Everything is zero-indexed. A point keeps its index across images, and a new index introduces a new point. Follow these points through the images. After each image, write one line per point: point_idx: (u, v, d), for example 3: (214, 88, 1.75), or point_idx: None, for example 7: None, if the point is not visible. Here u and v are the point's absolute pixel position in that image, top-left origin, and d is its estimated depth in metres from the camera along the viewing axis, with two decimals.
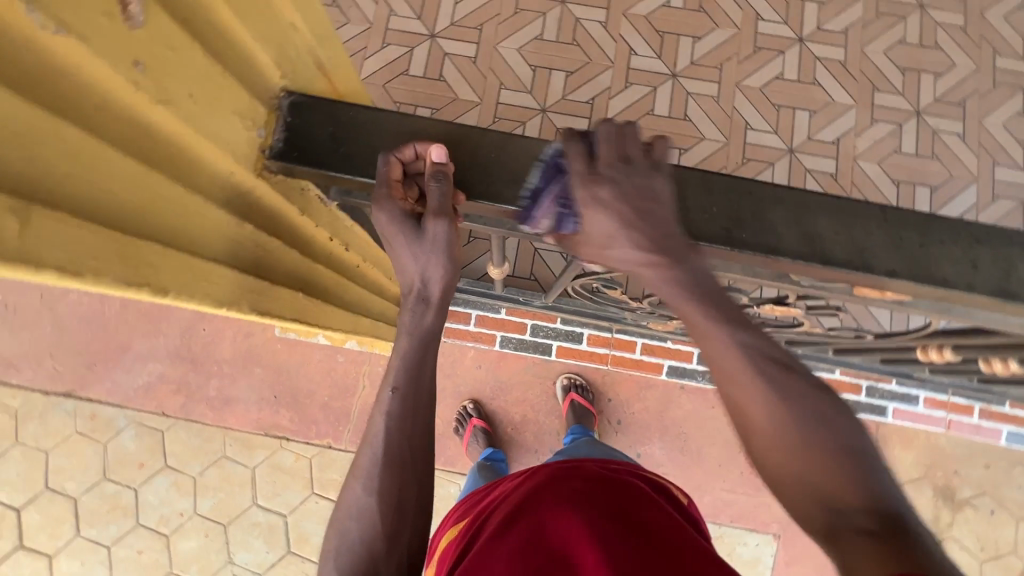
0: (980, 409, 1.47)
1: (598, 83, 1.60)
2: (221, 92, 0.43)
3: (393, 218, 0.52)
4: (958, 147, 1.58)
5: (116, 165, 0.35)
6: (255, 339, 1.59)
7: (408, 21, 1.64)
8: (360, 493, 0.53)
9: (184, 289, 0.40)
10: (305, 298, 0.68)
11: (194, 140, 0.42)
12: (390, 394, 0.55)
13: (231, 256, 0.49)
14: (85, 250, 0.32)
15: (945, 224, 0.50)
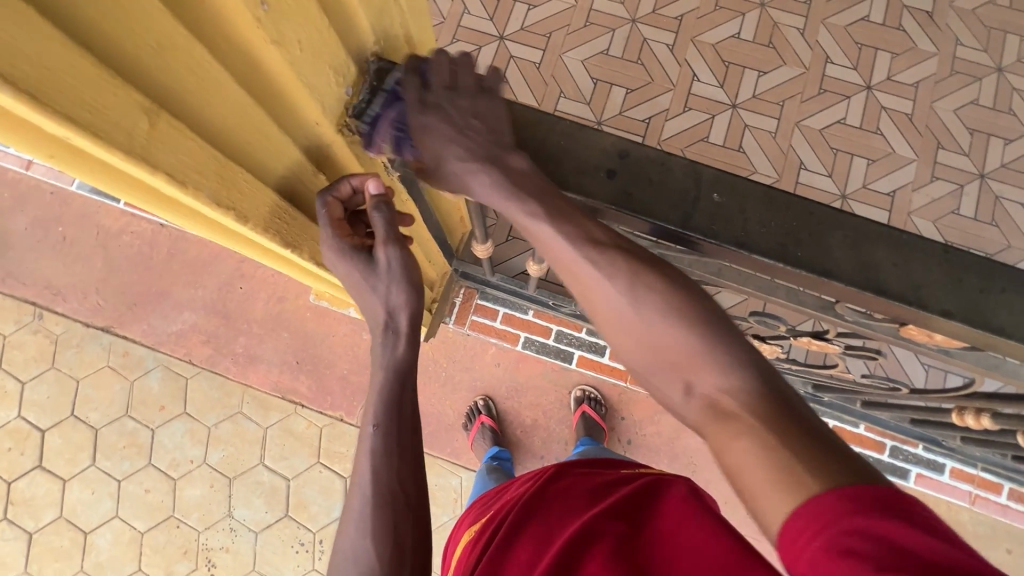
0: (1009, 489, 1.41)
1: (657, 103, 1.61)
2: (324, 43, 0.45)
3: (346, 256, 0.60)
4: (1019, 216, 1.53)
5: (234, 96, 0.43)
6: (288, 304, 1.64)
7: (480, 21, 1.69)
8: (355, 536, 0.57)
9: (247, 212, 0.49)
10: None
11: (293, 85, 0.46)
12: (372, 429, 0.60)
13: (295, 195, 0.56)
14: (187, 158, 0.41)
15: (1012, 273, 0.48)
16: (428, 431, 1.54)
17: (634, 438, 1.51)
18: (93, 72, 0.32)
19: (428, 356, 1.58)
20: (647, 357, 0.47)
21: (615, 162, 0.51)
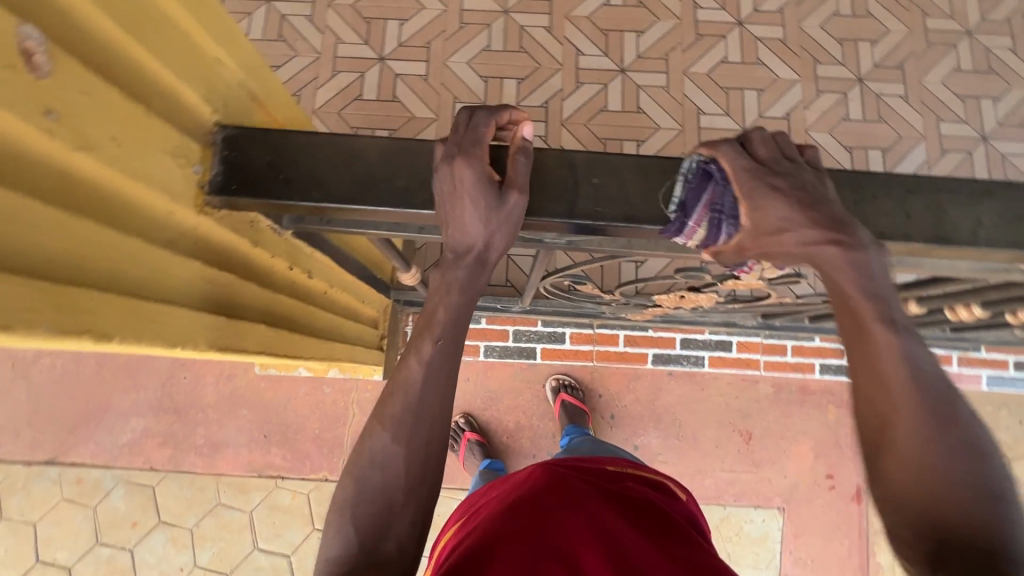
0: (958, 357, 1.52)
1: (550, 86, 1.63)
2: (142, 131, 0.42)
3: (476, 180, 0.48)
4: (902, 108, 1.64)
5: (42, 216, 0.35)
6: (239, 380, 1.57)
7: (356, 48, 1.65)
8: (387, 442, 0.51)
9: (131, 334, 0.41)
10: (270, 330, 0.69)
11: (120, 180, 0.42)
12: (430, 346, 0.52)
13: (181, 294, 0.50)
14: (16, 302, 0.32)
15: (875, 180, 0.51)
16: None
17: (616, 412, 1.53)
18: None
19: None
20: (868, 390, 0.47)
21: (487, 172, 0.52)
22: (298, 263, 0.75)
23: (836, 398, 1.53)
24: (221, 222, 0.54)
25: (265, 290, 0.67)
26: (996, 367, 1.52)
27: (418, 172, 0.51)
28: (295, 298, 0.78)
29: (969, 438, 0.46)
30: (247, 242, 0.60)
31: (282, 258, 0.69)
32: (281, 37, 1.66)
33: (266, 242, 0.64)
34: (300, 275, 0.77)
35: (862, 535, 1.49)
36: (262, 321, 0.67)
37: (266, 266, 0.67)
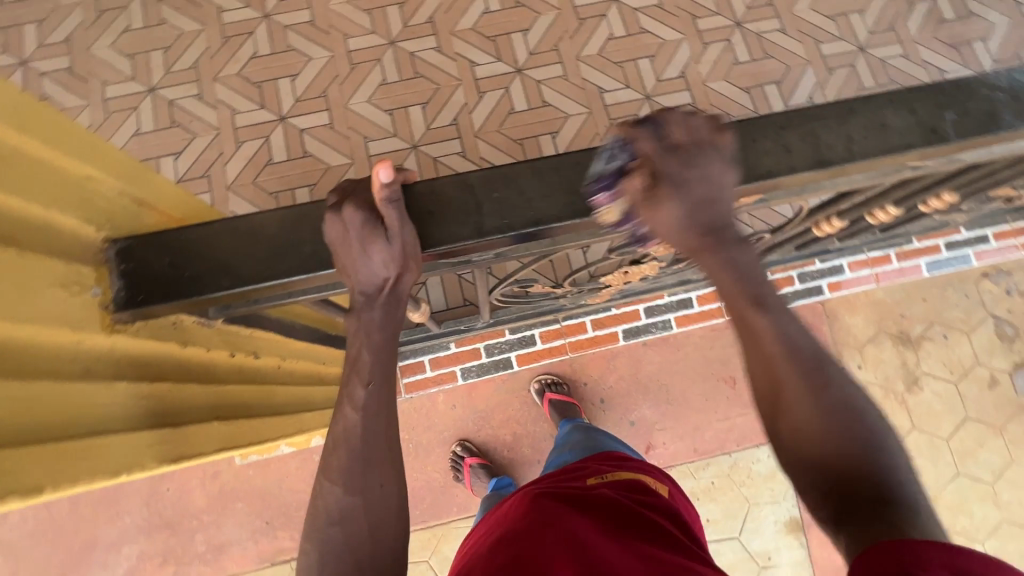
0: (896, 253, 1.61)
1: (454, 103, 1.65)
2: (21, 272, 0.44)
3: (355, 223, 0.49)
4: (783, 40, 1.73)
5: None
6: (224, 475, 1.51)
7: (254, 114, 1.63)
8: (337, 494, 0.54)
9: (60, 479, 0.42)
10: (226, 424, 0.68)
11: (11, 329, 0.43)
12: (363, 390, 0.55)
13: (112, 420, 0.50)
14: None
15: (752, 124, 0.54)
16: (428, 503, 1.51)
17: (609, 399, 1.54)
18: None
19: None
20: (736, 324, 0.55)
21: None
22: (241, 347, 0.74)
23: (802, 321, 1.60)
24: (138, 334, 0.53)
25: (210, 386, 0.67)
26: (931, 253, 1.62)
27: (322, 233, 0.50)
28: (247, 382, 0.77)
29: (824, 371, 0.53)
30: (175, 345, 0.60)
31: (221, 348, 0.68)
32: (175, 123, 1.62)
33: (197, 339, 0.63)
34: (247, 358, 0.76)
35: None
36: (214, 416, 0.67)
37: (205, 361, 0.67)
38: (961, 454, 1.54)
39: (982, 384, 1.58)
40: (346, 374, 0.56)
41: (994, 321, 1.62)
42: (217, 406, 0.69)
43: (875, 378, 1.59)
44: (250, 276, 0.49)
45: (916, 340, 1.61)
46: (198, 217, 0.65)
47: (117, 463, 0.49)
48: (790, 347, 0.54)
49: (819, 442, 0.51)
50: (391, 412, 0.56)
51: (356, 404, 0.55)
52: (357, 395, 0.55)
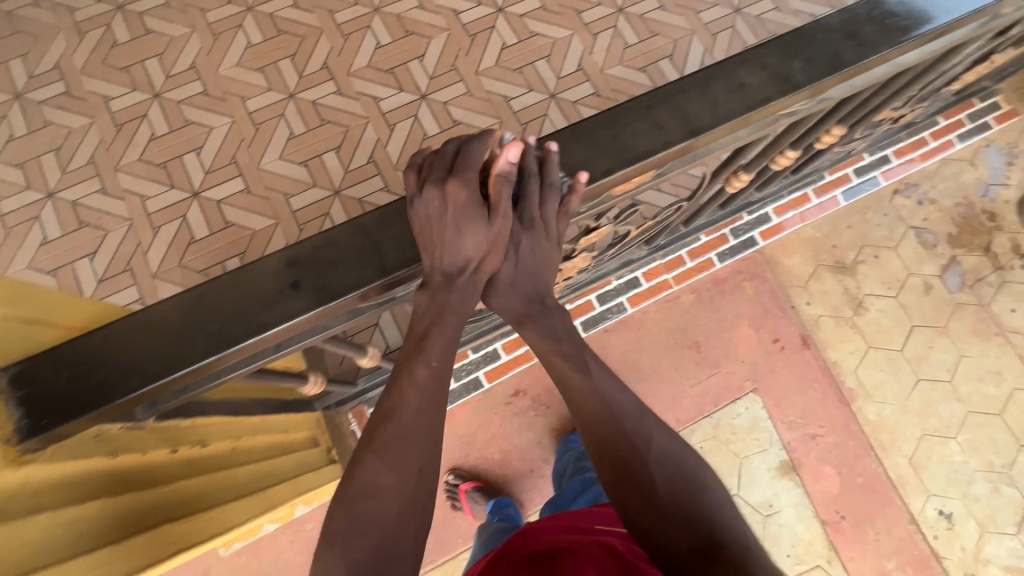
0: (813, 191, 1.70)
1: (367, 141, 1.65)
2: None
3: (463, 202, 0.54)
4: (665, 17, 1.81)
5: None
6: (216, 570, 1.44)
7: (165, 195, 1.58)
8: (371, 477, 0.57)
9: None
10: (175, 523, 0.75)
11: None
12: (423, 371, 0.61)
13: (52, 552, 0.57)
14: None
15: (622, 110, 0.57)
16: (433, 541, 1.48)
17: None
18: None
19: None
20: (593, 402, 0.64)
21: (291, 275, 0.51)
22: (185, 439, 0.76)
23: (745, 273, 1.68)
24: (54, 458, 0.55)
25: (156, 488, 0.72)
26: (844, 183, 1.71)
27: (226, 307, 0.49)
28: (199, 472, 0.80)
29: (650, 456, 0.63)
30: (107, 457, 0.63)
31: (161, 446, 0.72)
32: (82, 223, 1.55)
33: (131, 445, 0.67)
34: (195, 448, 0.79)
35: (826, 373, 1.62)
36: (163, 518, 0.73)
37: (148, 465, 0.71)
38: (917, 361, 1.63)
39: (919, 292, 1.68)
40: (411, 351, 0.62)
41: (914, 231, 1.73)
42: (170, 507, 0.75)
43: (824, 310, 1.67)
44: (162, 366, 0.48)
45: (851, 266, 1.70)
46: (114, 319, 0.63)
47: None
48: (616, 413, 0.64)
49: (642, 495, 0.61)
50: (444, 396, 0.62)
51: (416, 380, 0.61)
52: (420, 371, 0.61)
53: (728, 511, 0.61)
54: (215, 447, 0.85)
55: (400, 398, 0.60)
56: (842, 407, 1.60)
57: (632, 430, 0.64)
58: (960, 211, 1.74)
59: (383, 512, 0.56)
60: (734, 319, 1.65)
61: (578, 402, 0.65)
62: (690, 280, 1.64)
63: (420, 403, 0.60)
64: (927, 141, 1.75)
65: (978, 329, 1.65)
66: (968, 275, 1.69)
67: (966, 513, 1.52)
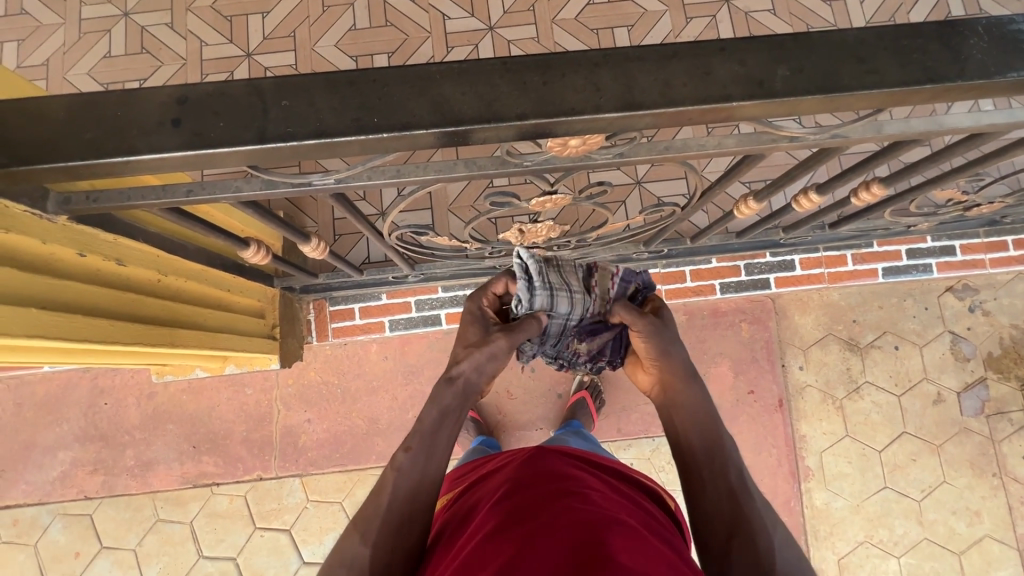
0: (852, 255, 1.56)
1: (420, 55, 1.62)
2: (61, 234, 0.67)
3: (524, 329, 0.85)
4: (771, 22, 1.65)
5: (19, 279, 0.62)
6: (159, 397, 1.56)
7: (221, 48, 1.63)
8: (402, 461, 0.79)
9: (94, 338, 0.73)
10: (182, 332, 0.93)
11: (46, 247, 0.66)
12: (407, 450, 0.80)
13: (101, 311, 0.75)
14: (14, 321, 0.61)
15: (562, 59, 0.51)
16: (348, 446, 1.53)
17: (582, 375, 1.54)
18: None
19: (316, 382, 1.55)
20: (691, 406, 0.85)
21: (177, 110, 0.50)
22: (194, 277, 0.96)
23: (748, 314, 1.56)
24: (101, 251, 0.74)
25: (164, 304, 0.89)
26: (890, 258, 1.56)
27: (105, 125, 0.49)
28: (196, 304, 0.99)
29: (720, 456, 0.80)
30: (155, 276, 0.86)
31: (162, 271, 0.87)
32: (144, 49, 1.63)
33: (159, 267, 0.86)
34: (198, 286, 0.98)
35: (789, 442, 1.52)
36: (174, 326, 0.91)
37: (159, 285, 0.88)
38: (892, 468, 1.50)
39: (927, 400, 1.53)
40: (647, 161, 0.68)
41: (950, 336, 1.55)
42: (171, 316, 0.91)
43: (815, 381, 1.55)
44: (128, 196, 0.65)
45: (865, 348, 1.55)
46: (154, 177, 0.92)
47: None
48: (707, 415, 0.84)
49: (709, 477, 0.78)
50: (428, 474, 0.79)
51: (400, 464, 0.79)
52: (401, 455, 0.79)
53: (776, 539, 0.71)
54: (210, 292, 1.04)
55: (387, 478, 0.79)
56: (791, 482, 1.50)
57: (704, 442, 0.81)
58: (1014, 334, 1.54)
59: (369, 568, 0.72)
60: (717, 355, 1.56)
61: (681, 402, 0.86)
62: (684, 299, 1.55)
63: (409, 477, 0.78)
64: (1005, 246, 1.55)
65: (974, 462, 1.50)
66: (989, 403, 1.52)
67: None
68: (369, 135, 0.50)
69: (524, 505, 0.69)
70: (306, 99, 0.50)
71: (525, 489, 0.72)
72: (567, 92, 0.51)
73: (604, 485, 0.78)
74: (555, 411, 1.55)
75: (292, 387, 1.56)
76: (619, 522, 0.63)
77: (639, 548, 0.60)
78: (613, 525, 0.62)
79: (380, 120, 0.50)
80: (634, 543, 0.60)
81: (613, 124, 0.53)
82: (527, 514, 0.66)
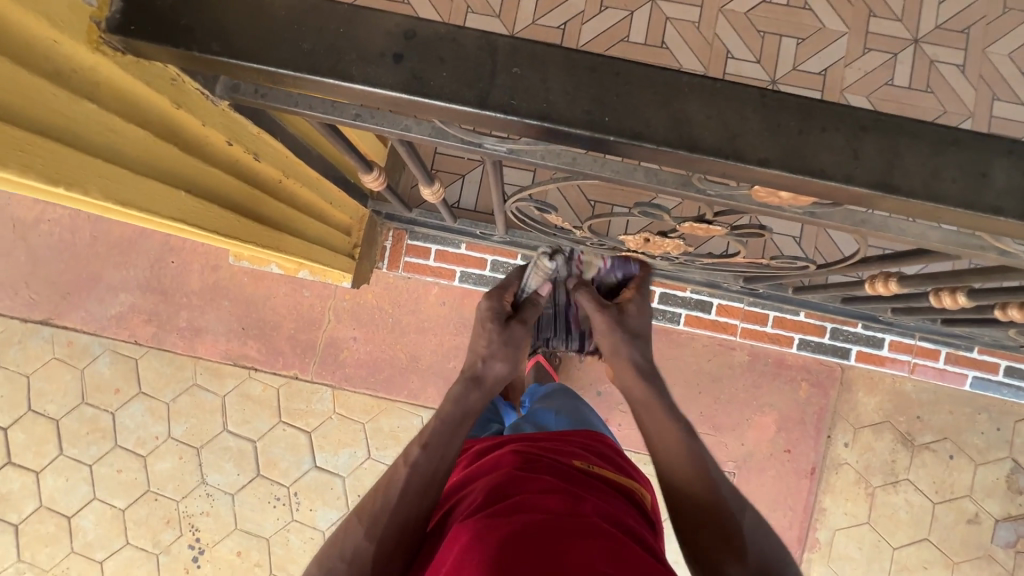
0: (946, 353, 1.47)
1: (571, 7, 1.51)
2: (216, 119, 0.64)
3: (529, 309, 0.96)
4: (955, 80, 1.48)
5: (173, 155, 0.60)
6: (222, 271, 1.59)
7: None
8: (416, 452, 0.79)
9: (213, 226, 0.71)
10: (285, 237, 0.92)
11: (202, 129, 0.63)
12: (418, 449, 0.80)
13: (227, 201, 0.74)
14: (159, 199, 0.59)
15: (828, 108, 0.44)
16: (383, 375, 1.56)
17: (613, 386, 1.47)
18: (145, 184, 0.56)
19: (371, 304, 1.56)
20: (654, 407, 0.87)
21: (401, 45, 0.45)
22: (309, 184, 0.94)
23: (812, 376, 1.50)
24: (245, 143, 0.71)
25: (279, 206, 0.88)
26: (983, 369, 1.46)
27: (325, 38, 0.45)
28: (303, 211, 0.97)
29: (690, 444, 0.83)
30: (281, 177, 0.84)
31: (286, 173, 0.84)
32: None
33: (285, 168, 0.84)
34: (310, 193, 0.96)
35: (808, 512, 1.50)
36: (279, 229, 0.90)
37: (280, 187, 0.86)
38: (900, 568, 1.48)
39: (962, 517, 1.47)
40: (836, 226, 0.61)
41: (1012, 464, 1.48)
42: (279, 218, 0.89)
43: (855, 462, 1.50)
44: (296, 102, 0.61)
45: (919, 446, 1.49)
46: None
47: (98, 180, 0.50)
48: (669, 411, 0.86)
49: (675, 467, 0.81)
50: (441, 473, 0.79)
51: (412, 460, 0.78)
52: (414, 452, 0.79)
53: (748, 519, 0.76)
54: (317, 201, 1.02)
55: (397, 473, 0.78)
56: (796, 548, 1.49)
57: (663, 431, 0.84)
58: None
59: (373, 559, 0.70)
60: (768, 406, 1.51)
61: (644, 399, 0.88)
62: (756, 342, 1.49)
63: (421, 474, 0.77)
64: None
65: None
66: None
67: None
68: (592, 133, 0.45)
69: (505, 504, 0.66)
70: (537, 74, 0.45)
71: (508, 490, 0.70)
72: (819, 148, 0.45)
73: (583, 480, 0.76)
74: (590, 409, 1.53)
75: (347, 302, 1.57)
76: (597, 530, 0.61)
77: (621, 554, 0.58)
78: (594, 535, 0.60)
79: (610, 122, 0.45)
80: (609, 551, 0.58)
81: (852, 198, 0.47)
82: (504, 517, 0.63)
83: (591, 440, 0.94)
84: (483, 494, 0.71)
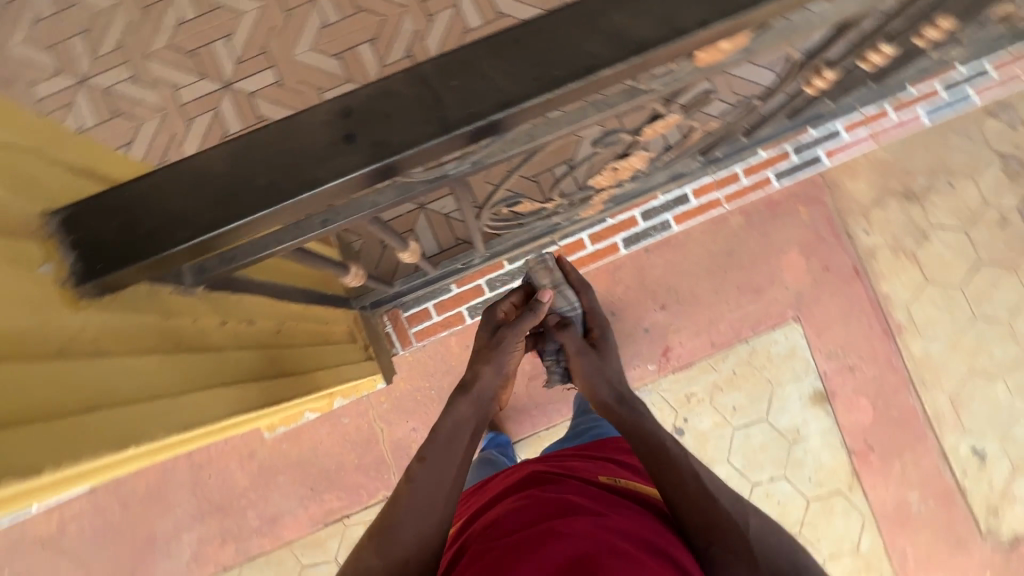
0: (891, 107, 1.55)
1: (405, 32, 1.53)
2: (205, 311, 0.63)
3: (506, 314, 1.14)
4: None
5: (194, 364, 0.59)
6: (261, 454, 1.54)
7: (197, 86, 1.52)
8: (419, 471, 0.82)
9: (257, 404, 0.70)
10: (314, 376, 0.91)
11: (198, 325, 0.62)
12: (418, 465, 0.83)
13: (256, 375, 0.73)
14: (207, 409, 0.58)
15: None
16: None
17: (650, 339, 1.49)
18: (188, 404, 0.55)
19: (408, 390, 1.53)
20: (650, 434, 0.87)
21: (346, 125, 0.45)
22: (303, 317, 0.93)
23: (803, 196, 1.56)
24: (238, 315, 0.70)
25: (294, 351, 0.87)
26: (926, 99, 1.55)
27: (276, 163, 0.44)
28: (313, 344, 0.96)
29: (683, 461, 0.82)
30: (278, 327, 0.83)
31: (281, 321, 0.84)
32: (117, 112, 1.51)
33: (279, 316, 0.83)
34: (308, 325, 0.95)
35: (875, 306, 1.55)
36: (306, 372, 0.89)
37: (284, 335, 0.85)
38: (976, 299, 1.54)
39: (993, 226, 1.55)
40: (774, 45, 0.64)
41: (1000, 158, 1.56)
42: (301, 361, 0.88)
43: (883, 240, 1.56)
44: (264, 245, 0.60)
45: (921, 194, 1.56)
46: None
47: (158, 424, 0.50)
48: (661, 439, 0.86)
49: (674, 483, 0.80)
50: (446, 481, 0.81)
51: (415, 475, 0.81)
52: (415, 469, 0.82)
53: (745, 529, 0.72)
54: (317, 329, 1.01)
55: (400, 491, 0.80)
56: (887, 341, 1.54)
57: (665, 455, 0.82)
58: None
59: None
60: (786, 244, 1.56)
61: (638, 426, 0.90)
62: (742, 200, 1.54)
63: (427, 483, 0.80)
64: None
65: None
66: None
67: (1001, 453, 1.50)
68: (553, 91, 0.46)
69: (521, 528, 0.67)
70: (475, 74, 0.45)
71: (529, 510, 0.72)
72: None
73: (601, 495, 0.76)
74: (649, 346, 1.54)
75: (387, 402, 1.54)
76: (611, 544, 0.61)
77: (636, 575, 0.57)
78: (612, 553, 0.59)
79: (563, 72, 0.46)
80: (628, 563, 0.58)
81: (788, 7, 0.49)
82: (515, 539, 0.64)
83: (605, 455, 0.95)
84: (509, 516, 0.72)
